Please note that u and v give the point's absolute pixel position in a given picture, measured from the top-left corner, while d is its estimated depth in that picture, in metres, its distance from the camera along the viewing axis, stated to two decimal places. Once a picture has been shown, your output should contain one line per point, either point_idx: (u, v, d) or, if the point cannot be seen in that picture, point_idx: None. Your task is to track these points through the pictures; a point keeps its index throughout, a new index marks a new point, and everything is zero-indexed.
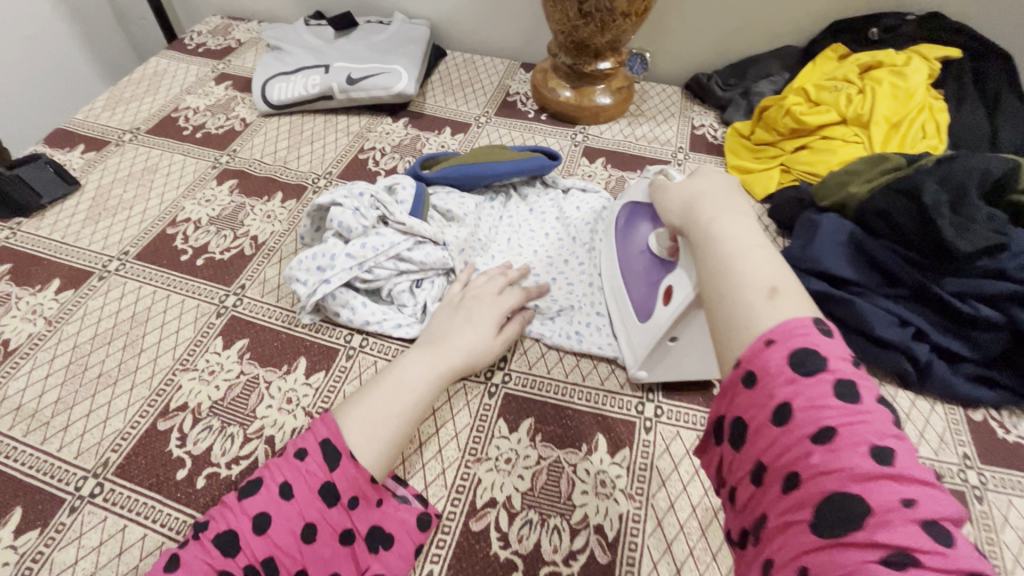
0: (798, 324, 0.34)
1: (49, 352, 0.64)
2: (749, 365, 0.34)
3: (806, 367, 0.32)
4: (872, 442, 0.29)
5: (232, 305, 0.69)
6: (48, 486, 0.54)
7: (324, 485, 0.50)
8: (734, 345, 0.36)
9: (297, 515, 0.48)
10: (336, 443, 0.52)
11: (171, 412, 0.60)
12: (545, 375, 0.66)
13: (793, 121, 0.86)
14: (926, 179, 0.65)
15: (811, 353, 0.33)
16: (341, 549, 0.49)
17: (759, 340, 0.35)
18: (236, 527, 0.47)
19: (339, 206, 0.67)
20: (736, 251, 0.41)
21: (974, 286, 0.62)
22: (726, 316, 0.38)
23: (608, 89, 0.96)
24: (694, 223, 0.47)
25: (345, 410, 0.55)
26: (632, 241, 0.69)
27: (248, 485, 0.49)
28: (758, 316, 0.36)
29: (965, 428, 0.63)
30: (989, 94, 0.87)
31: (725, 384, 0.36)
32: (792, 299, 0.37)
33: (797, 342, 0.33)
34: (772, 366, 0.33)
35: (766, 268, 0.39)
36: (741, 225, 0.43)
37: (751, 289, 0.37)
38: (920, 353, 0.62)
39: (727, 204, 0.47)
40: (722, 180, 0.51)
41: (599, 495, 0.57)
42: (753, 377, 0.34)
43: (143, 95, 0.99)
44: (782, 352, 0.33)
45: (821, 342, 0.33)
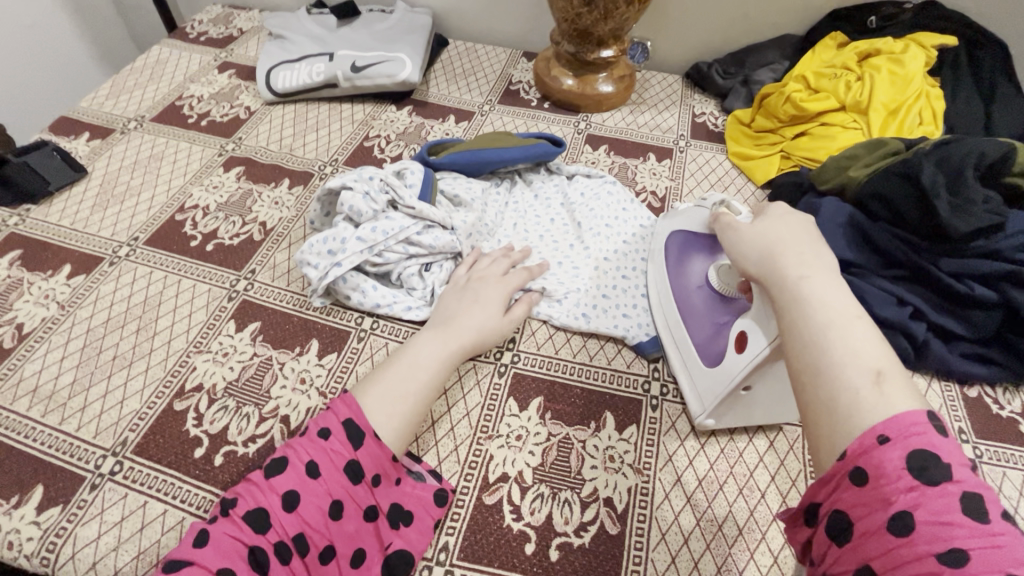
0: (915, 420, 0.34)
1: (64, 335, 0.65)
2: (858, 459, 0.34)
3: (927, 475, 0.32)
4: (1009, 570, 0.29)
5: (243, 289, 0.70)
6: (68, 465, 0.55)
7: (349, 463, 0.51)
8: (837, 433, 0.36)
9: (325, 493, 0.49)
10: (358, 422, 0.53)
11: (187, 393, 0.61)
12: (553, 355, 0.67)
13: (793, 107, 0.87)
14: (924, 162, 0.66)
15: (932, 459, 0.33)
16: (365, 524, 0.51)
17: (868, 430, 0.35)
18: (266, 505, 0.47)
19: (349, 189, 0.68)
20: (834, 324, 0.41)
21: (969, 267, 0.64)
22: (827, 396, 0.38)
23: (611, 78, 0.97)
24: (780, 282, 0.47)
25: (362, 389, 0.56)
26: (691, 280, 0.67)
27: (275, 463, 0.50)
28: (862, 403, 0.36)
29: (961, 404, 0.65)
30: (985, 81, 0.88)
31: (827, 472, 0.36)
32: (899, 387, 0.37)
33: (915, 443, 0.33)
34: (888, 467, 0.33)
35: (867, 347, 0.39)
36: (834, 290, 0.44)
37: (855, 371, 0.38)
38: (917, 331, 0.64)
39: (813, 260, 0.47)
40: (801, 229, 0.52)
41: (608, 469, 0.58)
42: (866, 475, 0.34)
43: (146, 83, 0.99)
44: (899, 453, 0.33)
45: (941, 446, 0.33)
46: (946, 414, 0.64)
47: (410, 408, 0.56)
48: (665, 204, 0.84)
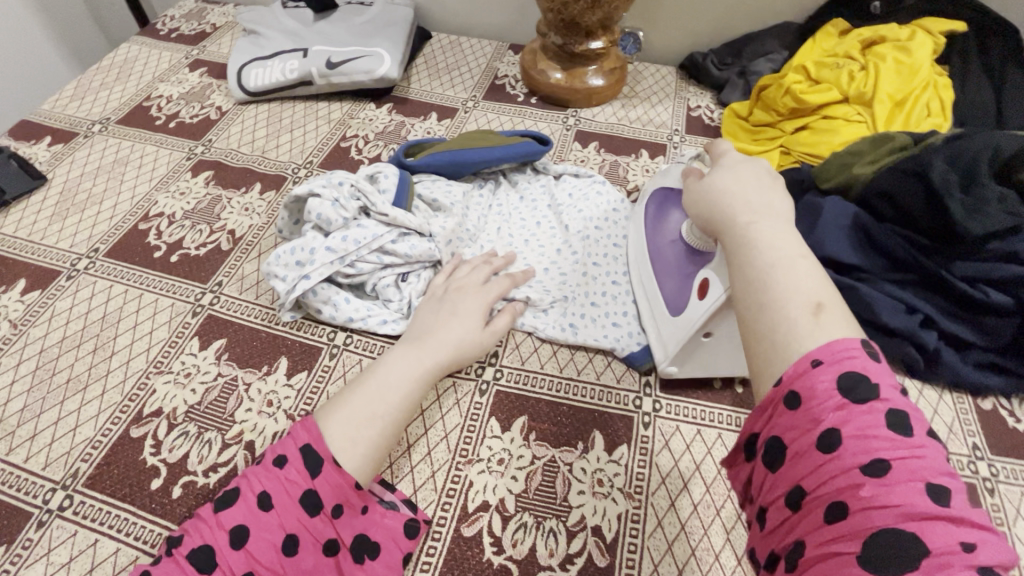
0: (847, 345, 0.33)
1: (15, 357, 0.61)
2: (791, 384, 0.33)
3: (856, 393, 0.31)
4: (928, 479, 0.28)
5: (208, 304, 0.66)
6: (15, 501, 0.51)
7: (305, 493, 0.47)
8: (775, 363, 0.35)
9: (278, 527, 0.45)
10: (316, 447, 0.49)
11: (145, 418, 0.57)
12: (538, 370, 0.63)
13: (793, 99, 0.82)
14: (935, 158, 0.62)
15: (862, 379, 0.31)
16: (325, 560, 0.47)
17: (803, 360, 0.33)
18: (212, 541, 0.44)
19: (317, 196, 0.64)
20: (776, 261, 0.39)
21: (985, 270, 0.60)
22: (766, 328, 0.37)
23: (601, 70, 0.92)
24: (729, 227, 0.45)
25: (326, 412, 0.52)
26: (667, 232, 0.66)
27: (225, 496, 0.47)
28: (800, 334, 0.35)
29: (974, 417, 0.61)
30: (996, 69, 0.83)
31: (762, 402, 0.35)
32: (837, 317, 0.35)
33: (846, 365, 0.32)
34: (818, 389, 0.32)
35: (808, 280, 0.37)
36: (778, 229, 0.42)
37: (793, 302, 0.36)
38: (928, 341, 0.60)
39: (760, 202, 0.45)
40: (753, 172, 0.49)
41: (596, 494, 0.54)
42: (798, 400, 0.32)
43: (113, 83, 0.94)
44: (831, 375, 0.32)
45: (871, 368, 0.32)
46: (959, 428, 0.60)
47: (378, 432, 0.51)
48: None
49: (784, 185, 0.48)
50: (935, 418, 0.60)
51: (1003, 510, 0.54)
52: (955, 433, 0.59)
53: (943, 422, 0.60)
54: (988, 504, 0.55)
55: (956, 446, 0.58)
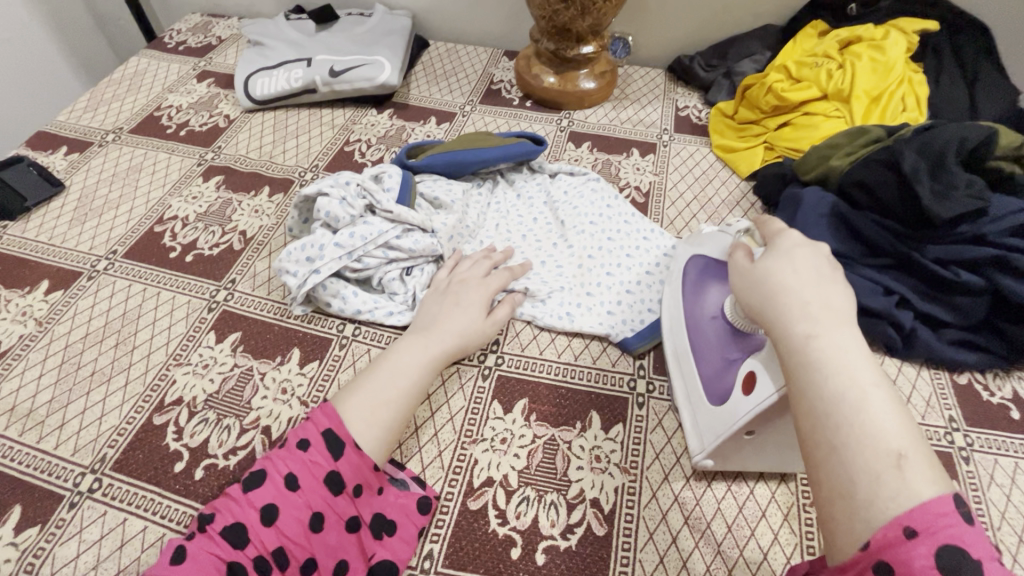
0: (940, 510, 0.32)
1: (41, 352, 0.64)
2: (881, 552, 0.32)
3: (957, 572, 0.30)
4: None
5: (223, 300, 0.70)
6: (47, 484, 0.55)
7: (329, 474, 0.50)
8: (857, 521, 0.34)
9: (304, 505, 0.49)
10: (338, 432, 0.52)
11: (167, 406, 0.60)
12: (537, 356, 0.67)
13: (775, 97, 0.86)
14: (905, 148, 0.66)
15: (961, 556, 0.31)
16: (347, 535, 0.50)
17: (895, 527, 0.33)
18: (244, 519, 0.47)
19: (326, 195, 0.68)
20: (849, 396, 0.37)
21: (954, 253, 0.64)
22: (843, 480, 0.35)
23: (592, 74, 0.96)
24: (786, 334, 0.42)
25: (343, 397, 0.56)
26: (706, 309, 0.61)
27: (253, 477, 0.50)
28: (884, 493, 0.34)
29: (951, 391, 0.64)
30: (967, 65, 0.88)
31: (843, 559, 0.34)
32: (922, 469, 0.34)
33: (944, 539, 0.31)
34: (916, 564, 0.31)
35: (887, 423, 0.36)
36: (846, 346, 0.40)
37: (873, 452, 0.35)
38: (904, 320, 0.63)
39: (821, 306, 0.42)
40: (809, 261, 0.46)
41: (594, 469, 0.58)
42: (892, 570, 0.32)
43: (124, 94, 0.98)
44: (928, 548, 0.31)
45: (967, 538, 0.31)
46: (936, 402, 0.63)
47: (391, 417, 0.55)
48: (649, 199, 0.83)
49: (843, 278, 0.45)
50: (914, 394, 0.64)
51: (977, 477, 0.58)
52: (932, 407, 0.63)
53: (921, 397, 0.63)
54: (963, 471, 0.58)
55: (933, 419, 0.62)
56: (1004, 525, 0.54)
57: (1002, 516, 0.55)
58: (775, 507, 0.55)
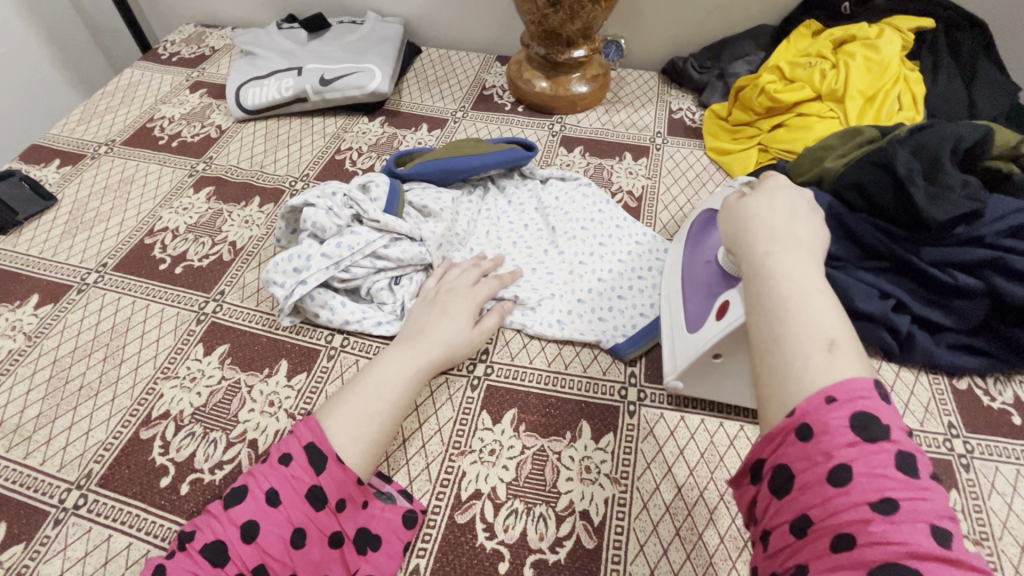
0: (861, 384, 0.34)
1: (30, 367, 0.64)
2: (803, 418, 0.34)
3: (868, 432, 0.32)
4: (932, 521, 0.30)
5: (211, 312, 0.69)
6: (33, 501, 0.54)
7: (310, 489, 0.49)
8: (785, 395, 0.35)
9: (286, 522, 0.48)
10: (320, 446, 0.51)
11: (154, 420, 0.60)
12: (527, 365, 0.66)
13: (768, 99, 0.85)
14: (899, 150, 0.65)
15: (874, 419, 0.32)
16: (331, 551, 0.49)
17: (818, 397, 0.34)
18: (224, 537, 0.47)
19: (311, 206, 0.67)
20: (793, 291, 0.39)
21: (952, 255, 0.62)
22: (778, 360, 0.37)
23: (584, 78, 0.96)
24: (750, 250, 0.44)
25: (327, 410, 0.55)
26: (705, 252, 0.64)
27: (234, 493, 0.49)
28: (811, 370, 0.35)
29: (950, 397, 0.63)
30: (965, 62, 0.86)
31: (770, 431, 0.36)
32: (852, 357, 0.36)
33: (859, 405, 0.33)
34: (831, 425, 0.33)
35: (827, 317, 0.37)
36: (802, 259, 0.41)
37: (809, 337, 0.36)
38: (900, 324, 0.62)
39: (786, 229, 0.44)
40: (788, 197, 0.48)
41: (584, 480, 0.57)
42: (809, 431, 0.33)
43: (117, 107, 0.98)
44: (845, 413, 0.33)
45: (883, 409, 0.33)
46: (935, 408, 0.62)
47: (376, 429, 0.54)
48: (642, 203, 0.82)
49: (818, 214, 0.47)
50: (911, 399, 0.62)
51: (978, 485, 0.56)
52: (930, 413, 0.61)
53: (919, 403, 0.62)
54: (963, 479, 0.57)
55: (932, 425, 0.60)
56: (1005, 535, 0.53)
57: (1003, 526, 0.53)
58: None
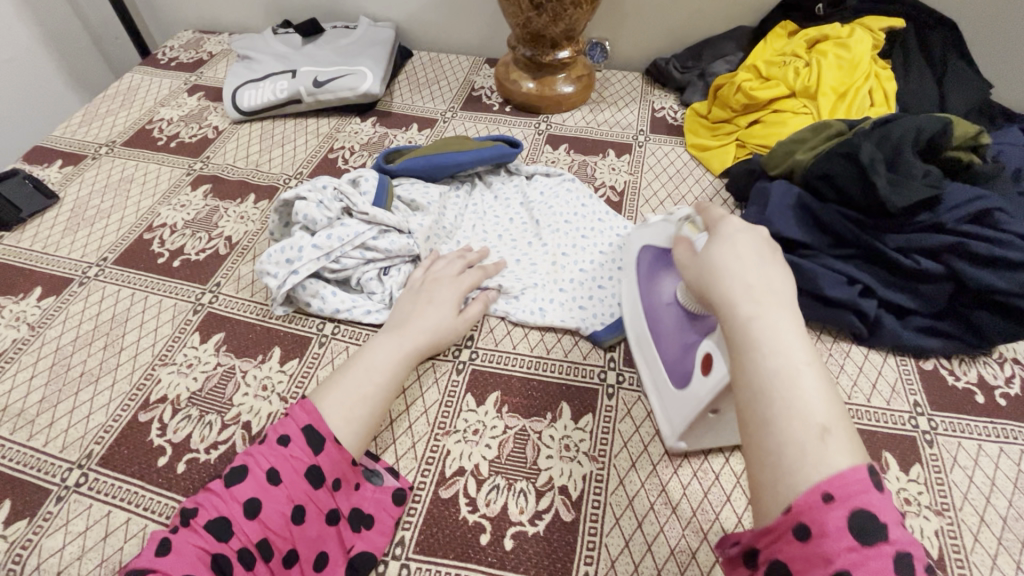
0: (856, 479, 0.34)
1: (33, 355, 0.67)
2: (800, 516, 0.34)
3: (865, 535, 0.32)
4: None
5: (208, 302, 0.72)
6: (36, 479, 0.57)
7: (309, 468, 0.52)
8: (781, 486, 0.35)
9: (287, 498, 0.50)
10: (318, 428, 0.54)
11: (152, 404, 0.62)
12: (510, 350, 0.69)
13: (744, 96, 0.88)
14: (863, 142, 0.68)
15: (871, 518, 0.33)
16: (327, 528, 0.52)
17: (815, 494, 0.34)
18: (227, 513, 0.48)
19: (303, 199, 0.70)
20: (782, 372, 0.38)
21: (914, 241, 0.65)
22: (771, 448, 0.36)
23: (569, 78, 0.99)
24: (730, 315, 0.43)
25: (320, 394, 0.57)
26: (661, 298, 0.63)
27: (235, 471, 0.50)
28: (808, 461, 0.35)
29: (917, 377, 0.65)
30: (935, 59, 0.89)
31: (767, 524, 0.36)
32: (844, 441, 0.36)
33: (857, 502, 0.33)
34: (830, 526, 0.33)
35: (817, 399, 0.37)
36: (785, 327, 0.40)
37: (802, 424, 0.36)
38: (867, 308, 0.65)
39: (762, 289, 0.43)
40: (751, 246, 0.47)
41: (563, 458, 0.59)
42: (808, 531, 0.33)
43: (118, 109, 1.02)
44: (842, 512, 0.33)
45: (878, 505, 0.33)
46: (902, 388, 0.64)
47: (365, 413, 0.57)
48: (624, 197, 0.85)
49: (783, 261, 0.46)
50: (879, 380, 0.65)
51: (940, 459, 0.58)
52: (897, 393, 0.64)
53: (886, 383, 0.64)
54: (927, 454, 0.59)
55: (898, 404, 0.63)
56: (965, 505, 0.55)
57: (963, 497, 0.55)
58: (740, 491, 0.56)
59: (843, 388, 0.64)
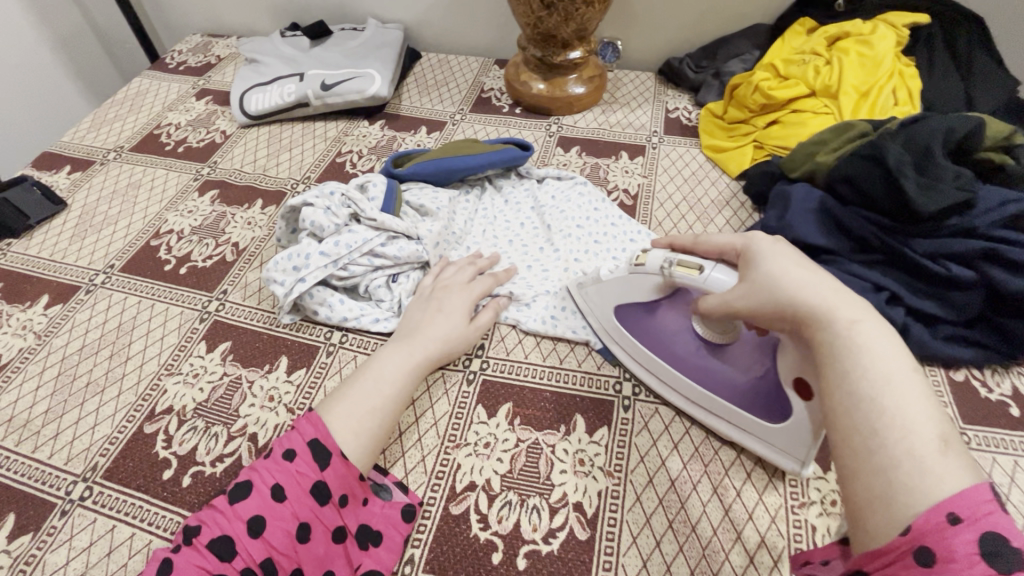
0: (981, 498, 0.31)
1: (40, 364, 0.66)
2: (923, 538, 0.31)
3: (1000, 561, 0.29)
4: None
5: (214, 310, 0.71)
6: (41, 493, 0.56)
7: (314, 484, 0.50)
8: (899, 501, 0.33)
9: (291, 516, 0.48)
10: (324, 442, 0.52)
11: (157, 415, 0.61)
12: (522, 360, 0.67)
13: (762, 96, 0.86)
14: (889, 143, 0.65)
15: (1005, 543, 0.30)
16: (334, 546, 0.50)
17: (939, 512, 0.31)
18: (231, 531, 0.47)
19: (310, 205, 0.69)
20: (890, 379, 0.37)
21: (944, 246, 0.62)
22: (886, 457, 0.34)
23: (581, 79, 0.97)
24: (821, 325, 0.42)
25: (327, 406, 0.56)
26: (686, 349, 0.60)
27: (239, 488, 0.49)
28: (931, 474, 0.33)
29: (948, 389, 0.62)
30: (962, 56, 0.86)
31: (879, 546, 0.33)
32: (962, 454, 0.34)
33: (985, 527, 0.30)
34: (959, 551, 0.30)
35: (929, 409, 0.36)
36: (881, 337, 0.40)
37: (922, 433, 0.34)
38: (895, 317, 0.62)
39: (847, 298, 0.43)
40: (814, 260, 0.47)
41: (577, 473, 0.57)
42: (931, 555, 0.31)
43: (126, 114, 1.01)
44: (970, 535, 0.30)
45: (1010, 528, 0.30)
46: None
47: (375, 425, 0.55)
48: (638, 201, 0.83)
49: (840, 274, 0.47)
50: None
51: None
52: None
53: None
54: None
55: None
56: None
57: None
58: (763, 509, 0.54)
59: None
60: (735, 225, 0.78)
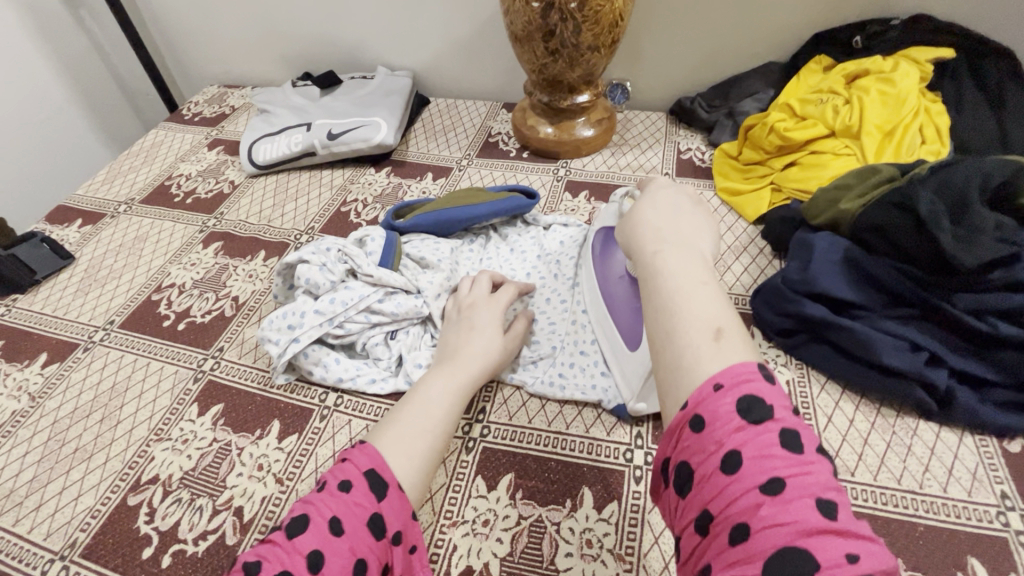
0: (744, 369, 0.34)
1: (30, 429, 0.64)
2: (696, 409, 0.33)
3: (753, 415, 0.32)
4: (818, 494, 0.29)
5: (209, 369, 0.69)
6: (16, 572, 0.53)
7: (371, 517, 0.44)
8: (678, 387, 0.35)
9: (348, 551, 0.42)
10: (382, 473, 0.47)
11: (142, 485, 0.58)
12: (526, 425, 0.63)
13: (778, 137, 0.82)
14: (920, 190, 0.61)
15: (758, 401, 0.32)
16: None
17: (706, 386, 0.34)
18: (291, 568, 0.40)
19: (306, 262, 0.67)
20: (680, 286, 0.39)
21: (986, 301, 0.57)
22: (672, 355, 0.36)
23: (589, 122, 0.95)
24: (639, 253, 0.44)
25: (377, 436, 0.51)
26: (614, 270, 0.66)
27: (295, 522, 0.42)
28: (701, 358, 0.35)
29: (1002, 461, 0.55)
30: (993, 91, 0.81)
31: (670, 427, 0.35)
32: (737, 341, 0.36)
33: (744, 389, 0.33)
34: (720, 412, 0.32)
35: (712, 306, 0.38)
36: (686, 255, 0.42)
37: (699, 327, 0.36)
38: (937, 381, 0.56)
39: (675, 232, 0.45)
40: (670, 198, 0.49)
41: (585, 557, 0.52)
42: (701, 422, 0.33)
43: (140, 165, 1.03)
44: (730, 399, 0.32)
45: (765, 391, 0.33)
46: (984, 475, 0.54)
47: (429, 446, 0.52)
48: None
49: (701, 213, 0.49)
50: (956, 464, 0.55)
51: None
52: (979, 481, 0.54)
53: (964, 468, 0.55)
54: None
55: (982, 496, 0.53)
56: None
57: None
58: None
59: (912, 474, 0.55)
60: (753, 272, 0.74)
